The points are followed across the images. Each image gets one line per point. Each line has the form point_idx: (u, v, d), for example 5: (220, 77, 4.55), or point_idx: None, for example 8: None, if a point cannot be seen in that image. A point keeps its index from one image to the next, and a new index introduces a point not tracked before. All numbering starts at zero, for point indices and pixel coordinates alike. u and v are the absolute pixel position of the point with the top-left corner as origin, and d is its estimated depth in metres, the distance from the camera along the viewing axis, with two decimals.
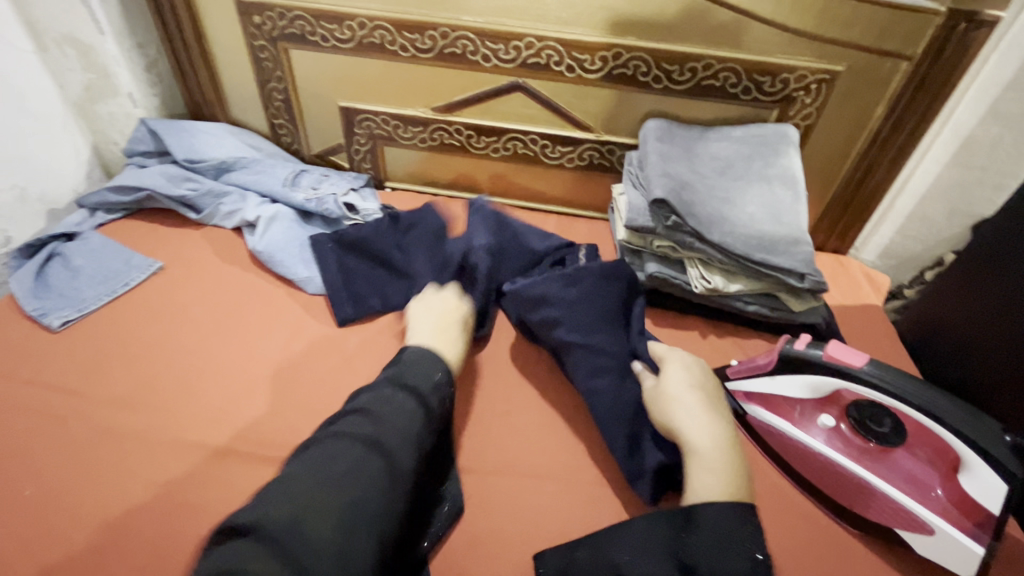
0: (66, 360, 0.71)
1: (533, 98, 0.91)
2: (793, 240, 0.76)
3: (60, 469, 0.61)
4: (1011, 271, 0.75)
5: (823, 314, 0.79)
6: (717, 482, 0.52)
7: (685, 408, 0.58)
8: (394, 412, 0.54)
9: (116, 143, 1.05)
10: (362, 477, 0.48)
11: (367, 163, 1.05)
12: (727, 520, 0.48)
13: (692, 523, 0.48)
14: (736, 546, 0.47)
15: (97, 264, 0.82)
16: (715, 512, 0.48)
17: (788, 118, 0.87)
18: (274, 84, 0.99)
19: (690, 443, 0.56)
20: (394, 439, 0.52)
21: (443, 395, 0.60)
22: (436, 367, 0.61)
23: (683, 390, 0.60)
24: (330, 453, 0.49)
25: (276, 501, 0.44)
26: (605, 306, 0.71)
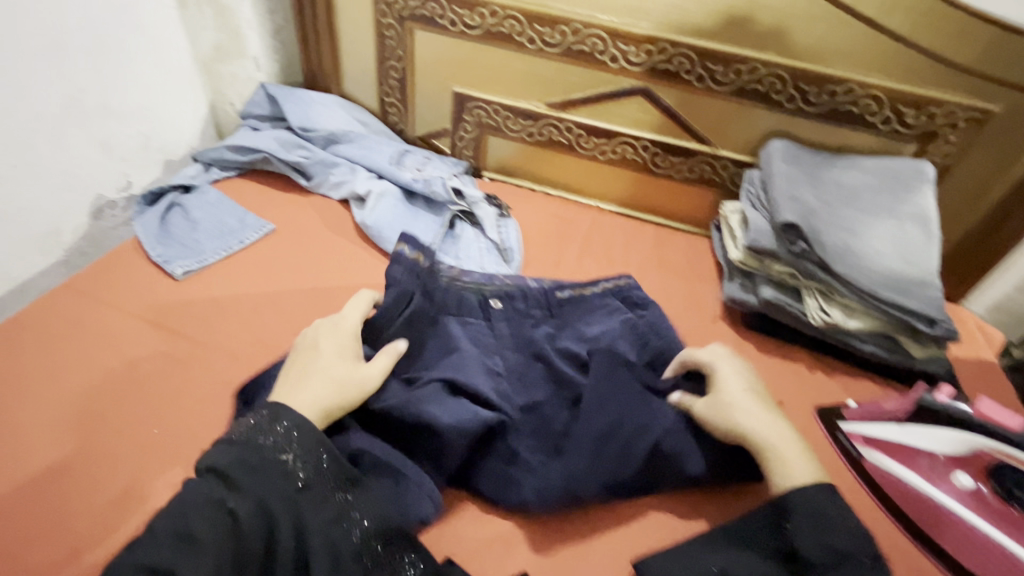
0: (186, 307, 0.74)
1: (654, 104, 0.90)
2: (924, 282, 0.72)
3: (179, 411, 0.63)
4: None
5: (943, 364, 0.74)
6: (807, 469, 0.53)
7: (750, 411, 0.57)
8: (203, 509, 0.45)
9: (233, 104, 1.08)
10: (231, 535, 0.44)
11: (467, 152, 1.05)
12: (821, 503, 0.50)
13: (787, 515, 0.51)
14: (834, 523, 0.49)
15: (214, 218, 0.85)
16: (807, 500, 0.50)
17: (926, 154, 0.82)
18: (393, 63, 1.00)
19: (757, 429, 0.56)
20: (217, 519, 0.44)
21: (297, 445, 0.50)
22: (281, 425, 0.51)
23: (749, 390, 0.59)
24: (200, 496, 0.46)
25: None
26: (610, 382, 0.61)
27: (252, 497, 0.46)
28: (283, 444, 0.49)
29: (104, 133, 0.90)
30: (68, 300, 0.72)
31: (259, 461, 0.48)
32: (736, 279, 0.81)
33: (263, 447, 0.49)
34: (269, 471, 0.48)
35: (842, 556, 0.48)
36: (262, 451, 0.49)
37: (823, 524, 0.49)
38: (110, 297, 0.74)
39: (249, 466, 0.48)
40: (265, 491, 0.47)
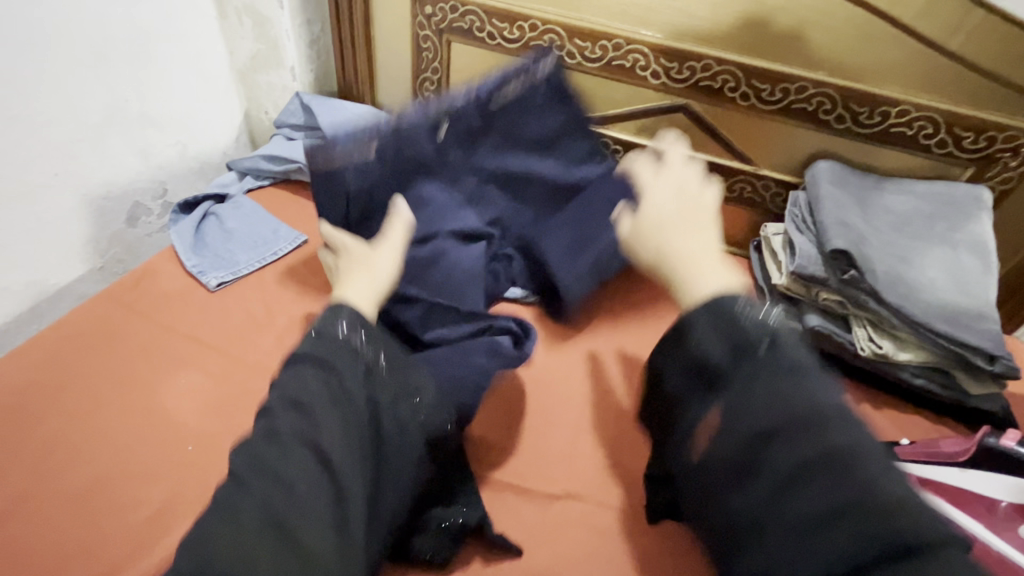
0: (220, 320, 0.73)
1: (695, 121, 0.87)
2: (981, 315, 0.69)
3: (215, 427, 0.62)
4: None
5: (1001, 402, 0.70)
6: (721, 280, 0.48)
7: (673, 228, 0.52)
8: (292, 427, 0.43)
9: (267, 112, 1.08)
10: (342, 427, 0.45)
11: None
12: (717, 305, 0.45)
13: (687, 336, 0.46)
14: (736, 320, 0.44)
15: (248, 229, 0.85)
16: (710, 307, 0.45)
17: (983, 180, 0.79)
18: (428, 75, 0.99)
19: (673, 255, 0.51)
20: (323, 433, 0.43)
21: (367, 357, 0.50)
22: (356, 329, 0.49)
23: (664, 215, 0.53)
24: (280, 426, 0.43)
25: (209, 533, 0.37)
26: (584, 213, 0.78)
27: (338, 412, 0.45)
28: (344, 341, 0.48)
29: (143, 141, 0.90)
30: (107, 310, 0.73)
31: (323, 393, 0.45)
32: (780, 304, 0.78)
33: (337, 367, 0.47)
34: (351, 413, 0.46)
35: (744, 351, 0.43)
36: (339, 354, 0.48)
37: (733, 325, 0.44)
38: (147, 307, 0.73)
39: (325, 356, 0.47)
40: (347, 431, 0.45)
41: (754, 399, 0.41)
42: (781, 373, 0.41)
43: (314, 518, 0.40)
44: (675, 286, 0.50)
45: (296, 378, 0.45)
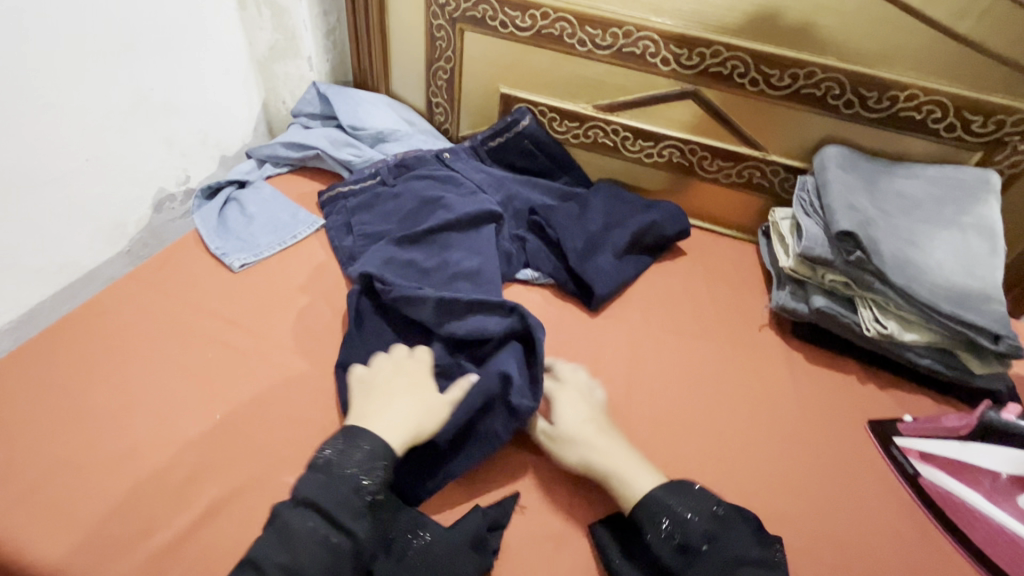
0: (244, 299, 0.76)
1: (704, 108, 0.89)
2: (987, 296, 0.69)
3: (241, 398, 0.65)
4: None
5: (1004, 381, 0.72)
6: (650, 485, 0.56)
7: (596, 444, 0.60)
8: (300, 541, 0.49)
9: (284, 102, 1.11)
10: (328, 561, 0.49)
11: (498, 161, 0.99)
12: (660, 504, 0.54)
13: (638, 526, 0.54)
14: (684, 521, 0.53)
15: (268, 214, 0.88)
16: (654, 505, 0.54)
17: (992, 163, 0.79)
18: (442, 64, 1.01)
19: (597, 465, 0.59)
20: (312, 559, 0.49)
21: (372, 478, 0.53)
22: (358, 448, 0.54)
23: (580, 424, 0.62)
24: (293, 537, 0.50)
25: None
26: (561, 215, 0.88)
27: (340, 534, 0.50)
28: (361, 468, 0.53)
29: (167, 129, 0.93)
30: (136, 288, 0.76)
31: (314, 541, 0.49)
32: (786, 287, 0.79)
33: (334, 514, 0.51)
34: (333, 544, 0.50)
35: (691, 551, 0.51)
36: (342, 499, 0.51)
37: (682, 524, 0.53)
38: (175, 287, 0.77)
39: (339, 494, 0.52)
40: (335, 559, 0.49)
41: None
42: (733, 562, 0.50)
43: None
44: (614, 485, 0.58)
45: (293, 525, 0.50)
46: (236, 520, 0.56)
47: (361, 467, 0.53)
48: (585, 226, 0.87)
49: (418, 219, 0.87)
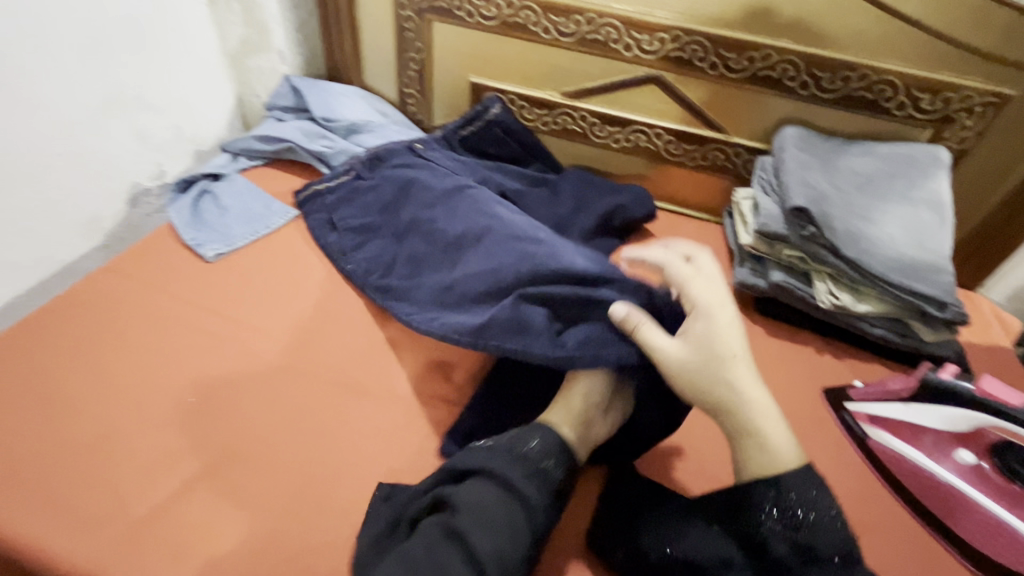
0: (217, 287, 0.77)
1: (667, 92, 0.91)
2: (935, 266, 0.72)
3: (212, 381, 0.66)
4: None
5: (953, 347, 0.75)
6: (789, 448, 0.54)
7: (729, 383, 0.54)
8: (485, 503, 0.51)
9: (258, 96, 1.12)
10: (507, 525, 0.50)
11: (471, 151, 1.01)
12: (795, 485, 0.51)
13: (751, 502, 0.52)
14: (821, 527, 0.50)
15: (242, 205, 0.89)
16: (781, 483, 0.51)
17: (941, 140, 0.82)
18: (411, 55, 1.03)
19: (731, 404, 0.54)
20: (497, 519, 0.50)
21: (548, 459, 0.55)
22: (535, 434, 0.57)
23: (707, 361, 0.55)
24: (478, 496, 0.51)
25: None
26: (530, 202, 0.91)
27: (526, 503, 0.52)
28: (545, 450, 0.55)
29: (140, 124, 0.94)
30: (110, 279, 0.77)
31: (505, 512, 0.51)
32: (747, 264, 0.82)
33: (524, 487, 0.53)
34: (510, 507, 0.51)
35: (819, 561, 0.49)
36: (533, 474, 0.54)
37: (825, 524, 0.50)
38: (149, 277, 0.78)
39: (520, 465, 0.54)
40: (510, 525, 0.50)
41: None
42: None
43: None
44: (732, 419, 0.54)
45: (479, 487, 0.52)
46: (210, 496, 0.56)
47: (544, 450, 0.56)
48: (555, 210, 0.90)
49: (397, 209, 0.86)
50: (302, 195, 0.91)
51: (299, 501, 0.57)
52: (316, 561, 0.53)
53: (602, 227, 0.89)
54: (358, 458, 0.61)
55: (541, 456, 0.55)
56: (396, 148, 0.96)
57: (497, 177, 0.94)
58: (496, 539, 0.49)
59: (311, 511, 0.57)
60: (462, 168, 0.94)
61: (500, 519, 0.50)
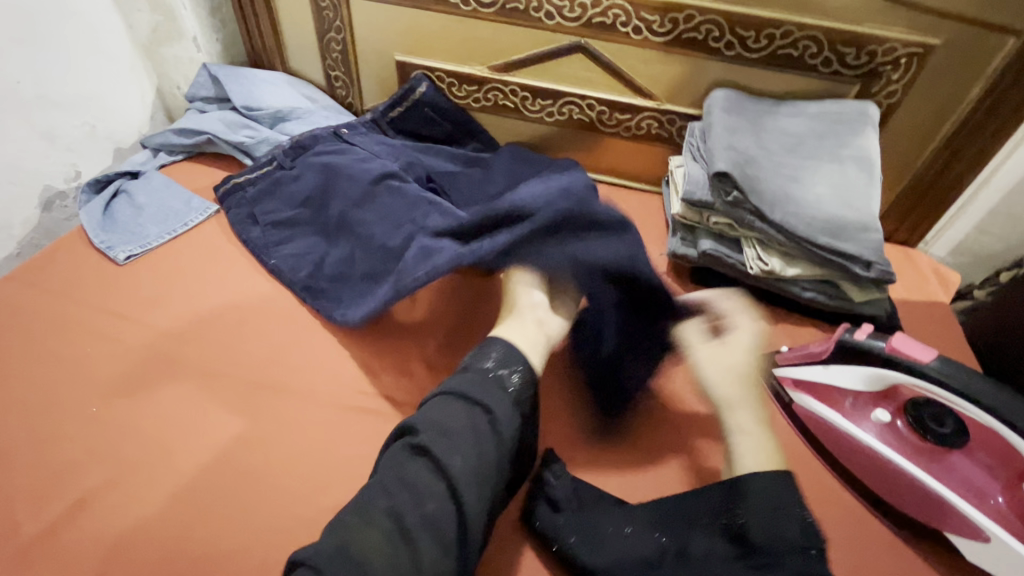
0: (128, 290, 0.74)
1: (595, 61, 0.88)
2: (863, 225, 0.71)
3: (118, 389, 0.63)
4: None
5: (885, 307, 0.74)
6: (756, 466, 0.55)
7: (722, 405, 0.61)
8: (451, 420, 0.51)
9: (179, 87, 1.07)
10: (473, 437, 0.50)
11: (402, 133, 0.97)
12: (784, 495, 0.50)
13: (740, 499, 0.51)
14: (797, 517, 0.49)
15: (158, 203, 0.86)
16: (770, 486, 0.51)
17: (870, 95, 0.81)
18: (333, 35, 0.98)
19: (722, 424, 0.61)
20: (461, 434, 0.50)
21: (509, 372, 0.55)
22: (496, 351, 0.57)
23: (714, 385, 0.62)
24: (440, 413, 0.51)
25: (341, 523, 0.46)
26: (461, 184, 0.88)
27: (490, 412, 0.52)
28: (503, 365, 0.55)
29: (46, 124, 0.89)
30: (13, 290, 0.73)
31: (467, 423, 0.51)
32: (678, 233, 0.80)
33: (484, 395, 0.53)
34: (474, 420, 0.51)
35: (798, 549, 0.48)
36: (490, 388, 0.54)
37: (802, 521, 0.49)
38: (56, 284, 0.74)
39: (478, 381, 0.54)
40: (476, 433, 0.50)
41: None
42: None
43: (439, 507, 0.47)
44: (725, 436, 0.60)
45: (440, 406, 0.52)
46: (112, 506, 0.55)
47: (501, 366, 0.56)
48: (485, 190, 0.87)
49: (319, 197, 0.83)
50: (224, 188, 0.86)
51: (207, 506, 0.55)
52: (221, 566, 0.52)
53: None
54: (269, 456, 0.59)
55: (499, 368, 0.55)
56: (321, 133, 0.91)
57: (427, 159, 0.91)
58: (461, 451, 0.49)
59: (215, 515, 0.55)
60: (390, 150, 0.90)
61: (465, 432, 0.50)
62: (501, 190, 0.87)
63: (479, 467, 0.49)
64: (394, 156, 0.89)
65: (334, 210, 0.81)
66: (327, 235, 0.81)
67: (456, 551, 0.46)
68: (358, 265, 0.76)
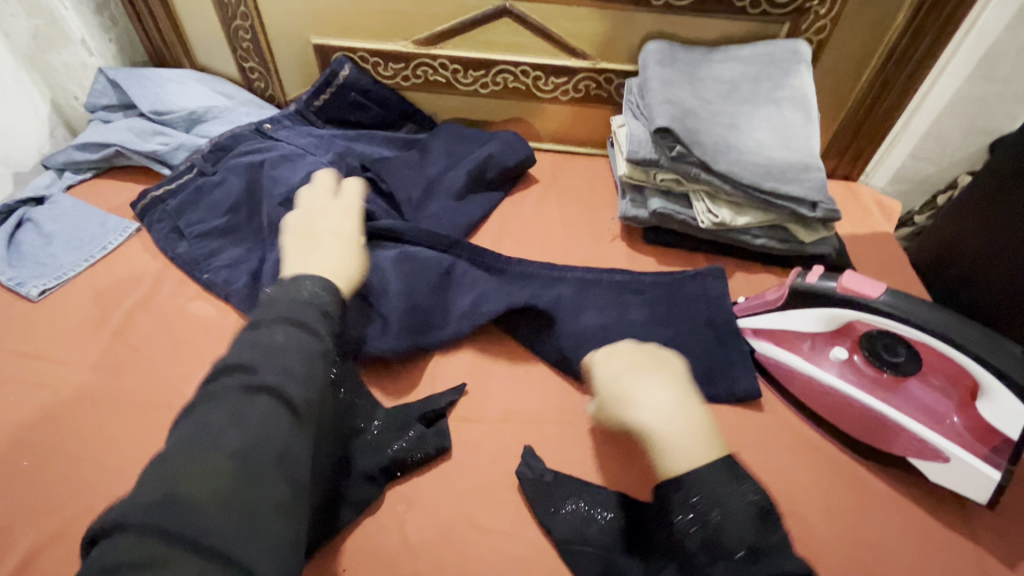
0: (49, 329, 0.68)
1: (523, 24, 0.84)
2: (805, 165, 0.71)
3: (51, 438, 0.59)
4: (1020, 204, 0.73)
5: (833, 245, 0.76)
6: (686, 454, 0.46)
7: (622, 395, 0.52)
8: (274, 350, 0.44)
9: (77, 97, 0.97)
10: (303, 360, 0.44)
11: (332, 122, 0.91)
12: (706, 486, 0.44)
13: (663, 496, 0.46)
14: (729, 521, 0.42)
15: (69, 228, 0.78)
16: (695, 483, 0.44)
17: (800, 33, 0.80)
18: (239, 23, 0.91)
19: (641, 427, 0.50)
20: (289, 359, 0.43)
21: (326, 304, 0.50)
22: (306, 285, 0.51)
23: (619, 376, 0.54)
24: (259, 338, 0.44)
25: (154, 486, 0.35)
26: (393, 163, 0.82)
27: (316, 334, 0.47)
28: (316, 292, 0.51)
29: None
30: None
31: (295, 347, 0.44)
32: (627, 195, 0.79)
33: (314, 329, 0.47)
34: (298, 340, 0.45)
35: (721, 554, 0.41)
36: (303, 306, 0.49)
37: (733, 518, 0.42)
38: None
39: (294, 305, 0.48)
40: (304, 347, 0.45)
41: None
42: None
43: (280, 449, 0.39)
44: (653, 453, 0.48)
45: (260, 335, 0.45)
46: (54, 563, 0.51)
47: (318, 295, 0.51)
48: (424, 171, 0.83)
49: (250, 203, 0.78)
50: (140, 205, 0.79)
51: None
52: None
53: (472, 184, 0.83)
54: None
55: (322, 303, 0.50)
56: (242, 131, 0.85)
57: (360, 147, 0.86)
58: (289, 382, 0.42)
59: None
60: (319, 142, 0.85)
61: (293, 352, 0.44)
62: (442, 174, 0.84)
63: (313, 381, 0.44)
64: (326, 151, 0.84)
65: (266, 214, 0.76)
66: (262, 241, 0.76)
67: (293, 524, 0.38)
68: None
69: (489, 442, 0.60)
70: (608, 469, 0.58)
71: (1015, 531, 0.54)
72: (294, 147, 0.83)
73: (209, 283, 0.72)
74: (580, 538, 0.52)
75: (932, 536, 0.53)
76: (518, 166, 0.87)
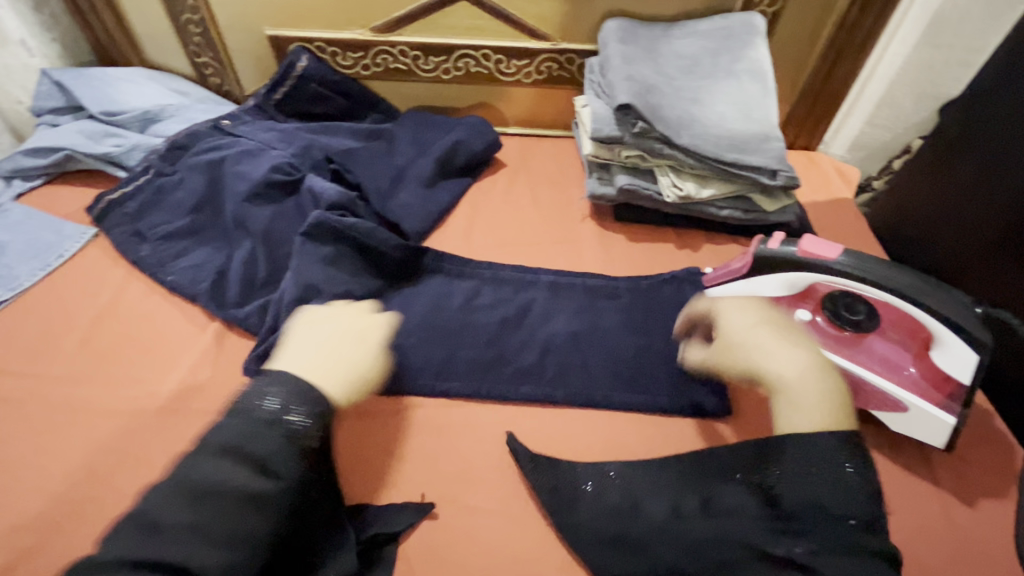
0: (8, 343, 0.65)
1: (481, 7, 0.83)
2: (765, 136, 0.73)
3: (19, 452, 0.57)
4: (970, 163, 0.76)
5: (795, 212, 0.78)
6: (819, 415, 0.47)
7: (756, 346, 0.52)
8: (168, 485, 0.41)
9: (21, 101, 0.93)
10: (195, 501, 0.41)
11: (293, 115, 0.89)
12: (825, 451, 0.44)
13: (777, 457, 0.47)
14: (837, 486, 0.43)
15: (22, 237, 0.75)
16: (813, 446, 0.45)
17: (754, 6, 0.81)
18: (189, 16, 0.88)
19: (776, 378, 0.50)
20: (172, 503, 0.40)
21: (289, 420, 0.45)
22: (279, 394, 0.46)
23: (750, 327, 0.54)
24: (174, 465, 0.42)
25: None
26: (359, 152, 0.81)
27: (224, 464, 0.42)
28: (280, 399, 0.46)
29: None
30: None
31: (195, 487, 0.41)
32: (594, 173, 0.80)
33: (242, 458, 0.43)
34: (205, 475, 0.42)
35: (831, 517, 0.42)
36: (254, 428, 0.44)
37: (844, 487, 0.43)
38: None
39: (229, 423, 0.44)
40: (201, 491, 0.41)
41: (806, 549, 0.41)
42: (863, 550, 0.40)
43: None
44: (778, 402, 0.49)
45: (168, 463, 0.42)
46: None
47: (274, 402, 0.46)
48: (391, 160, 0.83)
49: (213, 202, 0.77)
50: (98, 208, 0.76)
51: None
52: None
53: (440, 171, 0.83)
54: None
55: (274, 413, 0.45)
56: (199, 129, 0.83)
57: (323, 139, 0.85)
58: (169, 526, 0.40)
59: None
60: (280, 136, 0.83)
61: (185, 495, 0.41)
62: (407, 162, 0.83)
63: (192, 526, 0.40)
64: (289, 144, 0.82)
65: (231, 211, 0.74)
66: (228, 240, 0.75)
67: None
68: (264, 263, 0.71)
69: (472, 425, 0.60)
70: (590, 443, 0.59)
71: (974, 473, 0.57)
72: (256, 142, 0.82)
73: (175, 285, 0.71)
74: (571, 518, 0.53)
75: (899, 483, 0.56)
76: (486, 151, 0.87)
